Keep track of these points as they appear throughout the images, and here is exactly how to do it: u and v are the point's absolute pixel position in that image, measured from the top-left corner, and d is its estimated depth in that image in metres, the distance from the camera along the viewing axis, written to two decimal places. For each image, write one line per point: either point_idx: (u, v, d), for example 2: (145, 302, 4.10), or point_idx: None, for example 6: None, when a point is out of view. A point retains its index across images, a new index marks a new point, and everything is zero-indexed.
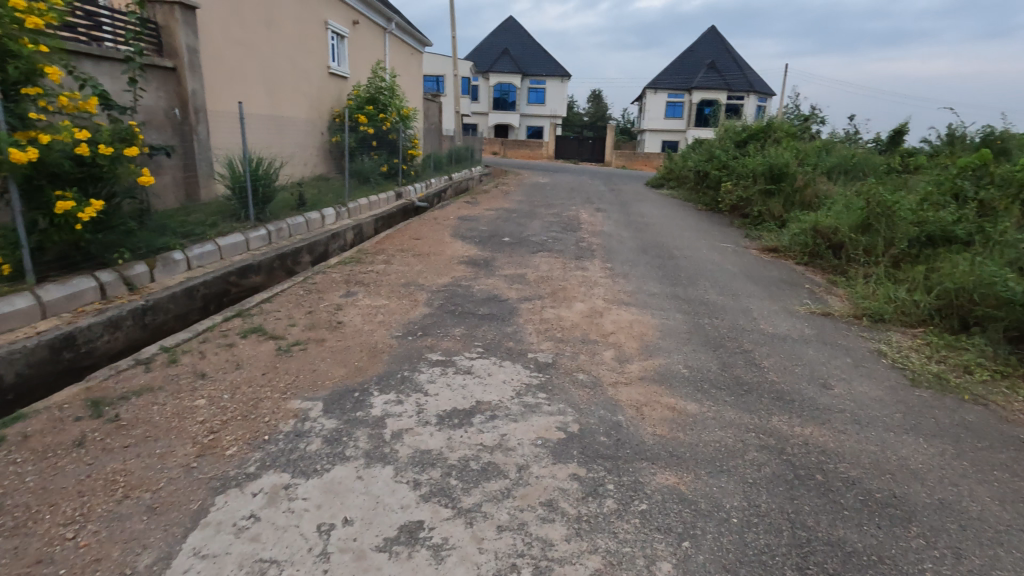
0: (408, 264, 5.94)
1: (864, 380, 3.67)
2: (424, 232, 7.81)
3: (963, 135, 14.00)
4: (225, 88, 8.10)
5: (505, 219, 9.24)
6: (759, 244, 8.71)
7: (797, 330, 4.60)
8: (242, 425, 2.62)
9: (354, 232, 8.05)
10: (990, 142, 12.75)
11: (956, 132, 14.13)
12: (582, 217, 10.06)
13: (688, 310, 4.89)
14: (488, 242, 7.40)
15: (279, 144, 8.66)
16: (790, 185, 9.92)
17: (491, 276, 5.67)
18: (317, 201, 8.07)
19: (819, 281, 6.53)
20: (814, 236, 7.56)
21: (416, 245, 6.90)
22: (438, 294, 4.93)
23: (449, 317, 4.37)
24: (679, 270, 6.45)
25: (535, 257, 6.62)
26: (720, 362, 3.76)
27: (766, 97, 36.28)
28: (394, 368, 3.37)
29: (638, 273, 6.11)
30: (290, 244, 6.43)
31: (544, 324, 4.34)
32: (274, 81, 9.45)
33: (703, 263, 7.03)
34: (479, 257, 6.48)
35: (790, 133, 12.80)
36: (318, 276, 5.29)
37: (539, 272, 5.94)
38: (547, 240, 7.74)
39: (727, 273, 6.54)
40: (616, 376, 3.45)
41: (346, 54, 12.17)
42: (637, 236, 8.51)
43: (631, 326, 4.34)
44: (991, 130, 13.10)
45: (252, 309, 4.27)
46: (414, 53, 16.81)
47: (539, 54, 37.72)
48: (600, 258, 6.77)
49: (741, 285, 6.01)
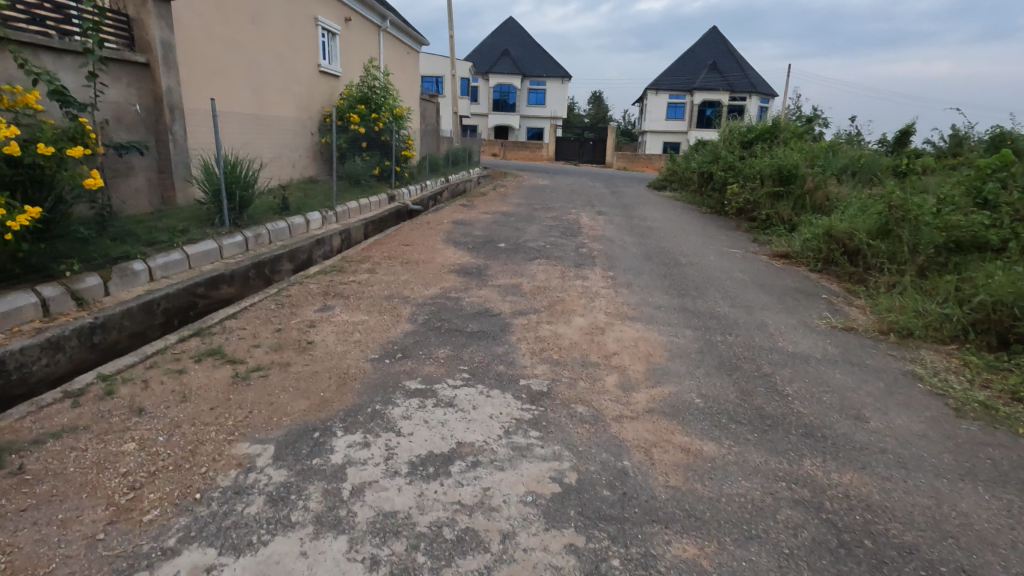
0: (394, 274, 5.50)
1: (902, 410, 3.23)
2: (415, 238, 7.37)
3: (968, 137, 13.67)
4: (208, 86, 7.68)
5: (501, 224, 8.80)
6: (769, 250, 8.27)
7: (819, 349, 4.15)
8: (171, 479, 2.18)
9: (341, 237, 7.61)
10: (1000, 143, 12.40)
11: (962, 134, 13.79)
12: (583, 221, 9.62)
13: (698, 325, 4.45)
14: (483, 248, 6.96)
15: (265, 146, 8.26)
16: (800, 187, 9.46)
17: (484, 287, 5.24)
18: (302, 205, 7.65)
19: (835, 290, 6.12)
20: (828, 241, 7.17)
21: (405, 252, 6.46)
22: (424, 308, 4.49)
23: (434, 336, 3.93)
24: (686, 279, 6.02)
25: (532, 265, 6.20)
26: (737, 389, 3.33)
27: (768, 98, 35.88)
28: (365, 400, 2.93)
29: (643, 283, 5.67)
30: (269, 251, 6.00)
31: (539, 342, 3.90)
32: (260, 79, 9.02)
33: (711, 271, 6.60)
34: (472, 265, 6.05)
35: (797, 133, 12.38)
36: (293, 288, 4.86)
37: (535, 281, 5.51)
38: (545, 246, 7.31)
39: (738, 282, 6.12)
40: (620, 407, 3.01)
41: (337, 51, 11.76)
42: (640, 241, 8.07)
43: (636, 345, 3.91)
44: (1004, 131, 12.66)
45: (214, 328, 3.83)
46: (410, 52, 16.39)
47: (539, 55, 37.33)
48: (601, 266, 6.34)
49: (753, 296, 5.57)
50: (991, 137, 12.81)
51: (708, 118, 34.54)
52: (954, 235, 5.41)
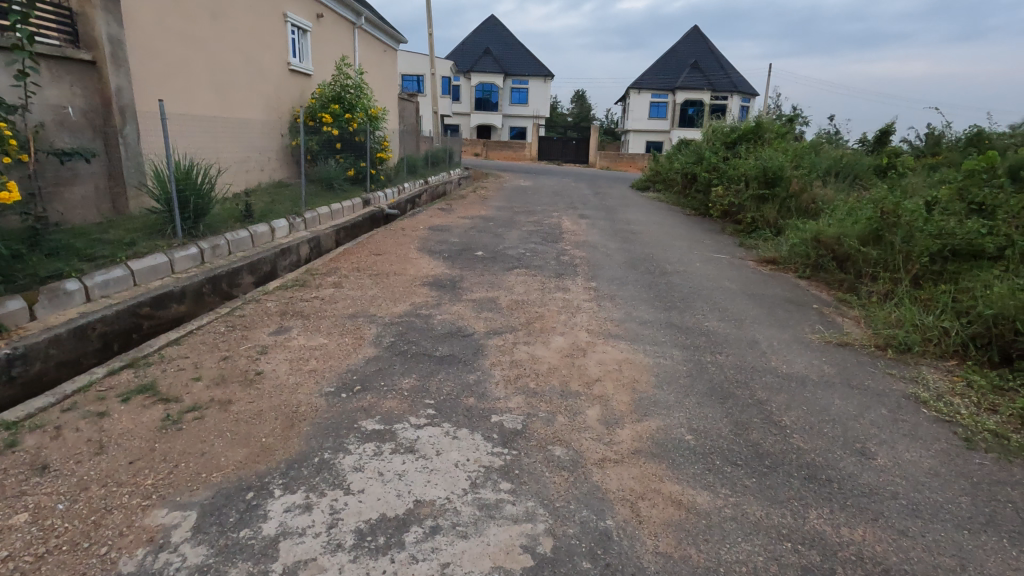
0: (361, 289, 5.12)
1: (909, 442, 2.95)
2: (388, 246, 6.99)
3: (947, 136, 13.67)
4: (166, 86, 7.23)
5: (479, 229, 8.46)
6: (755, 255, 8.05)
7: (814, 369, 3.88)
8: (63, 564, 1.81)
9: (309, 246, 7.20)
10: (977, 142, 12.39)
11: (940, 134, 13.79)
12: (565, 225, 9.32)
13: (686, 344, 4.16)
14: (459, 257, 6.61)
15: (228, 150, 7.84)
16: (785, 189, 9.27)
17: (457, 301, 4.89)
18: (268, 212, 7.23)
19: (826, 299, 5.92)
20: (817, 246, 7.01)
21: (375, 262, 6.09)
22: (391, 328, 4.13)
23: (399, 362, 3.57)
24: (672, 289, 5.75)
25: (510, 275, 5.87)
26: (731, 421, 3.03)
27: (749, 97, 35.98)
28: (313, 447, 2.56)
29: (627, 295, 5.37)
30: (227, 264, 5.58)
31: (514, 368, 3.57)
32: (224, 78, 8.53)
33: (697, 279, 6.34)
34: (446, 276, 5.70)
35: (780, 133, 12.22)
36: (248, 306, 4.46)
37: (513, 295, 5.17)
38: (524, 254, 6.98)
39: (725, 292, 5.87)
40: (602, 448, 2.68)
41: (308, 49, 11.29)
42: (624, 247, 7.78)
43: (620, 370, 3.59)
44: (981, 130, 12.64)
45: (151, 357, 3.43)
46: (387, 50, 15.94)
47: (521, 53, 37.00)
48: (583, 276, 6.03)
49: (743, 308, 5.31)
50: (969, 136, 12.79)
51: (690, 117, 34.53)
52: (949, 242, 5.18)
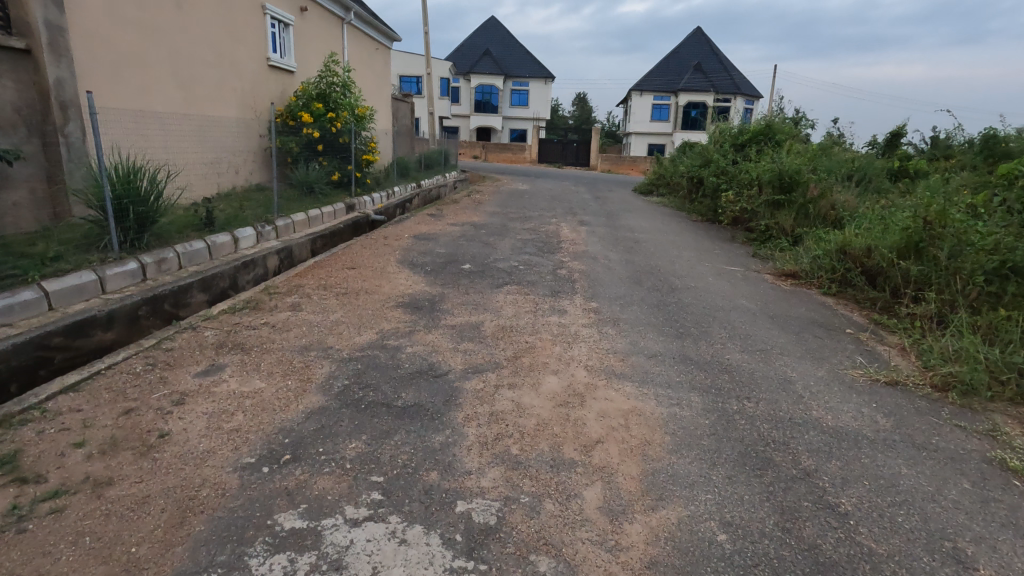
0: (323, 313, 4.39)
1: (1016, 539, 2.22)
2: (364, 258, 6.26)
3: (960, 140, 13.03)
4: (120, 80, 6.56)
5: (468, 238, 7.74)
6: (771, 267, 7.32)
7: (867, 423, 3.14)
8: None
9: (278, 258, 6.49)
10: (994, 145, 11.74)
11: (953, 137, 13.16)
12: (563, 234, 8.59)
13: (706, 386, 3.43)
14: (443, 271, 5.88)
15: (188, 151, 7.18)
16: (802, 195, 8.44)
17: (433, 328, 4.16)
18: (233, 219, 6.52)
19: (860, 322, 5.18)
20: (843, 259, 6.35)
21: (345, 279, 5.36)
22: (348, 366, 3.40)
23: (348, 416, 2.83)
24: (684, 311, 5.02)
25: (500, 294, 5.14)
26: (775, 509, 2.29)
27: (753, 100, 35.30)
28: (198, 565, 1.83)
29: (632, 319, 4.64)
30: (172, 281, 4.86)
31: (494, 425, 2.83)
32: (191, 73, 7.81)
33: (711, 297, 5.61)
34: (424, 296, 4.96)
35: (791, 134, 11.49)
36: (182, 335, 3.73)
37: (500, 319, 4.44)
38: (516, 267, 6.26)
39: (744, 313, 5.14)
40: (605, 560, 1.95)
41: (291, 43, 10.58)
42: (627, 259, 7.05)
43: (627, 428, 2.85)
44: (998, 132, 11.94)
45: (31, 411, 2.69)
46: (379, 48, 15.27)
47: (521, 55, 36.37)
48: (582, 294, 5.30)
49: (768, 335, 4.57)
50: (985, 138, 12.08)
51: (693, 120, 33.87)
52: (1011, 258, 4.47)
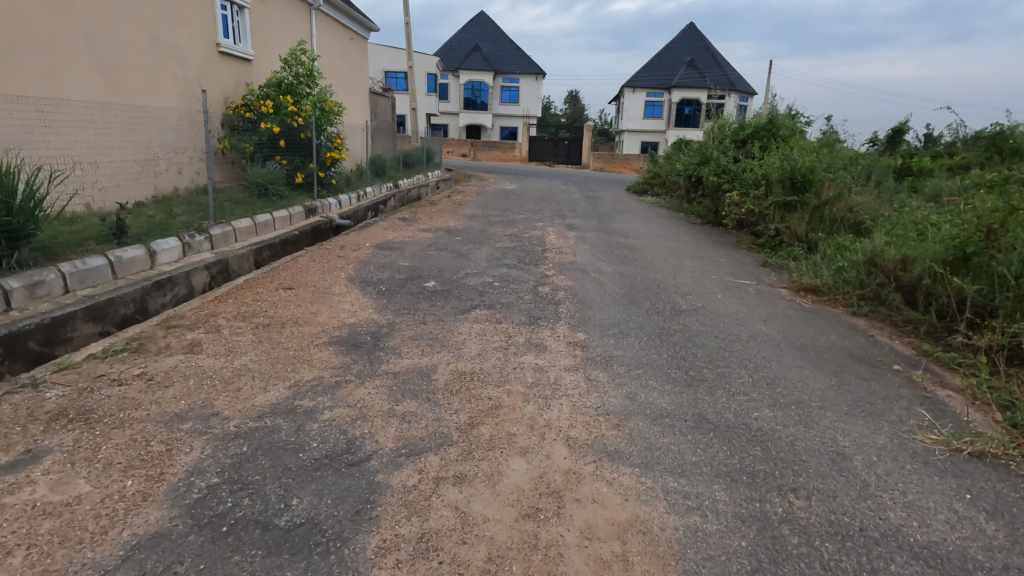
0: (227, 356, 3.37)
1: None
2: (308, 274, 5.24)
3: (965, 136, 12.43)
4: (11, 61, 5.50)
5: (438, 247, 6.74)
6: (786, 280, 6.36)
7: (969, 534, 2.16)
8: None
9: (208, 274, 5.46)
10: (1002, 141, 11.16)
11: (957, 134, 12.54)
12: (549, 240, 7.60)
13: (734, 471, 2.45)
14: (401, 291, 4.89)
15: (110, 146, 6.14)
16: (815, 195, 7.63)
17: (366, 379, 3.16)
18: (153, 229, 5.48)
19: (907, 354, 4.24)
20: (874, 272, 5.44)
21: (275, 304, 4.35)
22: (229, 449, 2.39)
23: (194, 552, 1.82)
24: (693, 344, 4.07)
25: (465, 322, 4.14)
26: None
27: (747, 97, 34.47)
28: None
29: (629, 357, 3.69)
30: (45, 310, 3.83)
31: (422, 563, 1.84)
32: (114, 56, 6.73)
33: (722, 321, 4.67)
34: (368, 328, 3.96)
35: (798, 129, 10.60)
36: (11, 398, 2.70)
37: (460, 362, 3.45)
38: (491, 285, 5.26)
39: (764, 344, 4.21)
40: None
41: (247, 27, 9.51)
42: (622, 272, 6.09)
43: (625, 564, 1.87)
44: (1005, 129, 11.33)
45: None
46: (354, 38, 14.22)
47: (511, 50, 35.32)
48: (567, 321, 4.33)
49: (801, 377, 3.60)
50: (991, 135, 11.39)
51: (686, 117, 33.11)
52: None
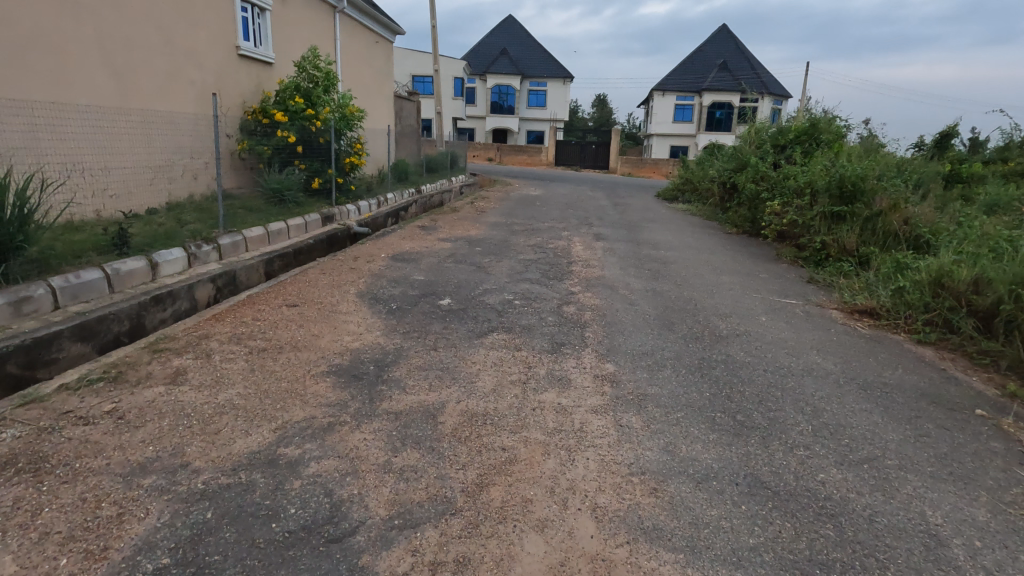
0: (213, 388, 3.01)
1: None
2: (317, 289, 4.90)
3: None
4: (18, 64, 5.31)
5: (457, 259, 6.36)
6: (836, 299, 5.78)
7: None
8: None
9: (213, 286, 5.16)
10: None
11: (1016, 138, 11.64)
12: (575, 252, 7.15)
13: (802, 563, 1.97)
14: (413, 310, 4.50)
15: (118, 151, 5.89)
16: (866, 206, 7.01)
17: (364, 420, 2.76)
18: (158, 239, 5.22)
19: (990, 395, 3.66)
20: (941, 295, 4.83)
21: (276, 324, 4.00)
22: (189, 516, 2.01)
23: None
24: (739, 378, 3.57)
25: (480, 349, 3.73)
26: None
27: (782, 100, 33.35)
28: None
29: (667, 396, 3.22)
30: (30, 329, 3.55)
31: None
32: (128, 59, 6.55)
33: (770, 349, 4.15)
34: (373, 355, 3.57)
35: (843, 133, 9.91)
36: None
37: (472, 399, 3.04)
38: (511, 303, 4.84)
39: (822, 379, 3.68)
40: None
41: (268, 30, 9.32)
42: (654, 288, 5.60)
43: None
44: None
45: None
46: (379, 41, 14.02)
47: (538, 54, 34.90)
48: (594, 348, 3.88)
49: (869, 426, 3.08)
50: None
51: (718, 121, 32.23)
52: None
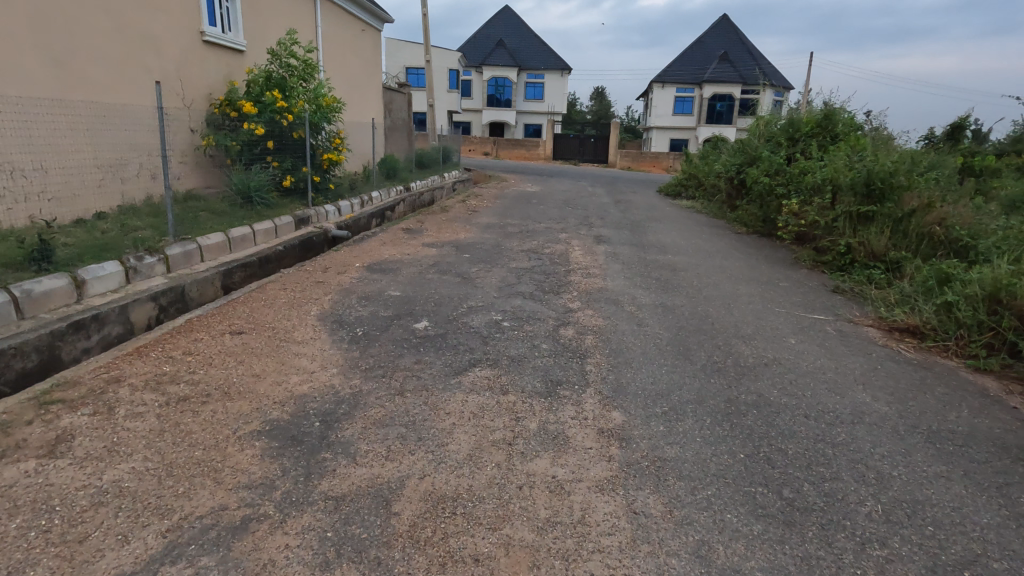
0: (102, 461, 2.30)
1: None
2: (272, 311, 4.18)
3: None
4: None
5: (440, 269, 5.63)
6: (870, 313, 5.09)
7: None
8: None
9: (155, 305, 4.44)
10: None
11: None
12: (574, 258, 6.42)
13: None
14: (380, 337, 3.78)
15: (56, 149, 5.12)
16: (896, 205, 6.30)
17: (291, 513, 2.05)
18: (91, 250, 4.50)
19: None
20: (1003, 313, 4.12)
21: (209, 360, 3.29)
22: None
23: None
24: (777, 431, 2.86)
25: (456, 395, 3.01)
26: None
27: (784, 91, 32.52)
28: None
29: (692, 462, 2.52)
30: None
31: None
32: (70, 45, 5.80)
33: (808, 384, 3.45)
34: (322, 404, 2.86)
35: (862, 125, 9.18)
36: None
37: (440, 473, 2.34)
38: (499, 325, 4.12)
39: (879, 429, 2.98)
40: None
41: (238, 14, 8.53)
42: (664, 304, 4.89)
43: None
44: None
45: None
46: (365, 29, 13.20)
47: (535, 45, 34.00)
48: (598, 389, 3.17)
49: (954, 503, 2.39)
50: None
51: (719, 113, 31.44)
52: None
